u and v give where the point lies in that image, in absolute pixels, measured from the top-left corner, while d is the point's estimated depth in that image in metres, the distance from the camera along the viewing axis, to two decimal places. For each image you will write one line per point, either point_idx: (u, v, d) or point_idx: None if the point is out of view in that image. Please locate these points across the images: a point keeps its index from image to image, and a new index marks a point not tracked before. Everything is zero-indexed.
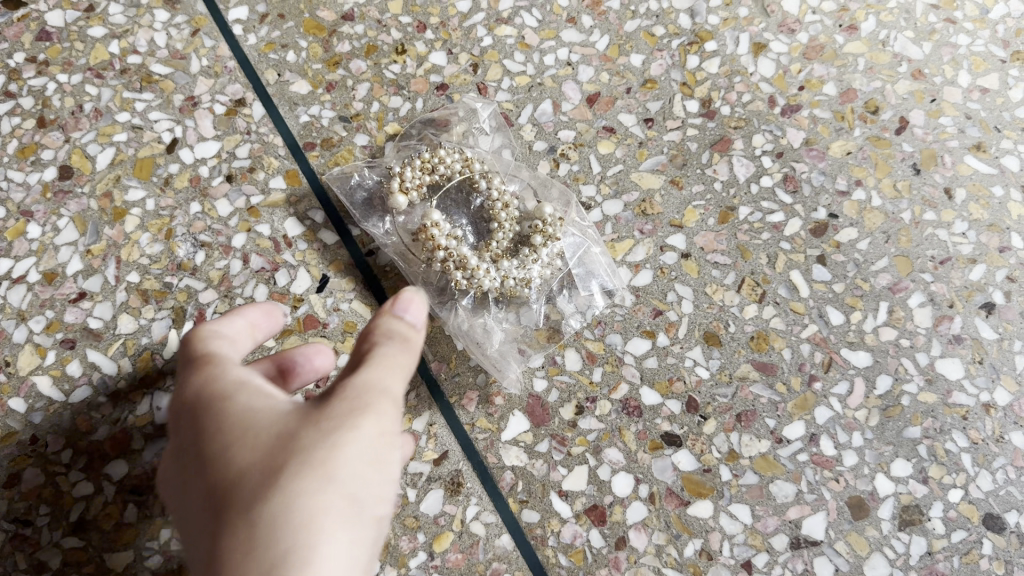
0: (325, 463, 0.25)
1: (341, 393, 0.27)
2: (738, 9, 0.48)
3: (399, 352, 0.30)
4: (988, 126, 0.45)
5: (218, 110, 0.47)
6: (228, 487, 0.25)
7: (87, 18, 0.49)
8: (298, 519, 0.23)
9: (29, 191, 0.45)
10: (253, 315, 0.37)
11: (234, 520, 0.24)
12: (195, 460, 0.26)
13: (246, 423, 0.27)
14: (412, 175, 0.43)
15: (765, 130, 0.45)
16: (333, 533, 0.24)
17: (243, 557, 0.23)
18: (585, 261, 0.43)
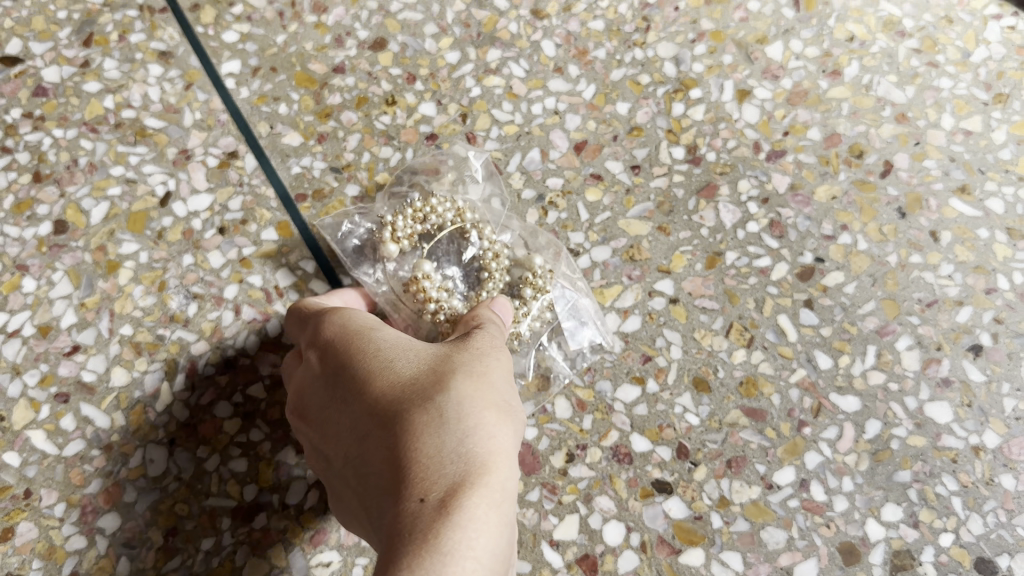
0: (484, 379, 0.33)
1: (476, 341, 0.35)
2: (723, 56, 0.49)
3: (507, 328, 0.38)
4: (973, 168, 0.46)
5: (211, 163, 0.47)
6: (406, 389, 0.32)
7: (82, 74, 0.50)
8: (477, 409, 0.31)
9: (24, 246, 0.46)
10: (348, 295, 0.42)
11: (423, 406, 0.31)
12: (360, 375, 0.33)
13: (402, 347, 0.34)
14: (404, 224, 0.43)
15: (750, 176, 0.46)
16: (502, 426, 0.31)
17: (437, 429, 0.30)
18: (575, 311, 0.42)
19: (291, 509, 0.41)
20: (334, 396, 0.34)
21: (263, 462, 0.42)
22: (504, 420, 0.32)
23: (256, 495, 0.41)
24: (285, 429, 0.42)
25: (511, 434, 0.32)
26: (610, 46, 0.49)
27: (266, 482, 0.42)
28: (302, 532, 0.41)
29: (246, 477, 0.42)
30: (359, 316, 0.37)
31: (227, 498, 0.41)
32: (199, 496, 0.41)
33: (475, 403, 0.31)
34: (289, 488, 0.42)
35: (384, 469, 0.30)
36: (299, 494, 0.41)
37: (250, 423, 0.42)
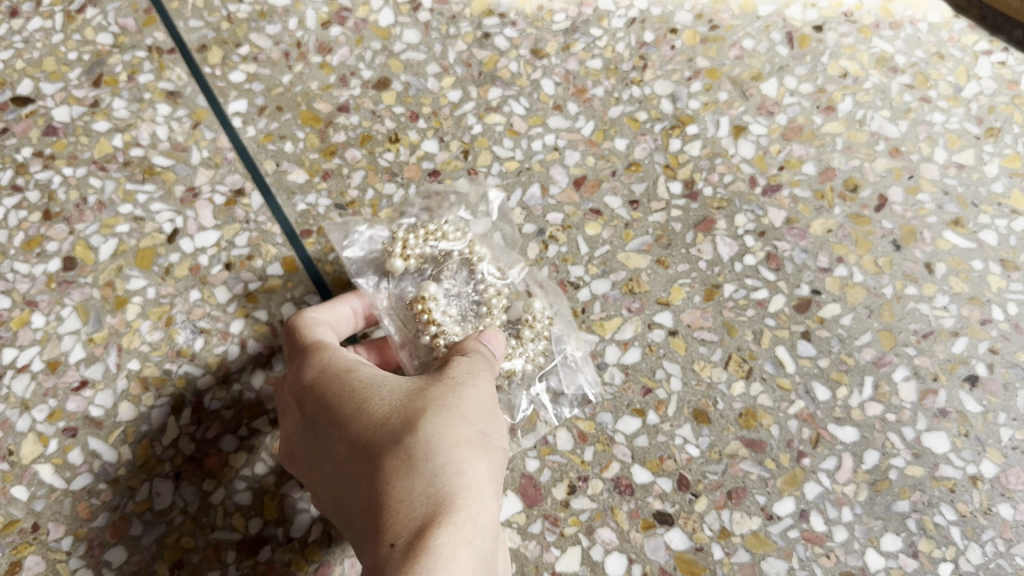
0: (456, 412, 0.33)
1: (451, 371, 0.36)
2: (719, 93, 0.50)
3: (492, 357, 0.38)
4: (966, 201, 0.47)
5: (218, 200, 0.48)
6: (377, 432, 0.32)
7: (91, 113, 0.51)
8: (445, 447, 0.31)
9: (34, 282, 0.47)
10: (353, 302, 0.43)
11: (393, 449, 0.31)
12: (338, 421, 0.34)
13: (378, 385, 0.35)
14: (416, 243, 0.43)
15: (747, 210, 0.47)
16: (474, 460, 0.32)
17: (407, 472, 0.30)
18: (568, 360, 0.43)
19: (296, 542, 0.42)
20: (316, 441, 0.35)
21: (268, 495, 0.42)
22: (477, 454, 0.32)
23: (261, 528, 0.42)
24: None
25: (485, 467, 0.32)
26: (608, 84, 0.50)
27: (271, 514, 0.42)
28: (306, 564, 0.41)
29: (251, 510, 0.42)
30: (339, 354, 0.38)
31: (232, 531, 0.42)
32: (205, 530, 0.42)
33: (445, 439, 0.32)
34: (293, 521, 0.42)
35: (364, 515, 0.31)
36: (303, 527, 0.42)
37: (256, 456, 0.43)
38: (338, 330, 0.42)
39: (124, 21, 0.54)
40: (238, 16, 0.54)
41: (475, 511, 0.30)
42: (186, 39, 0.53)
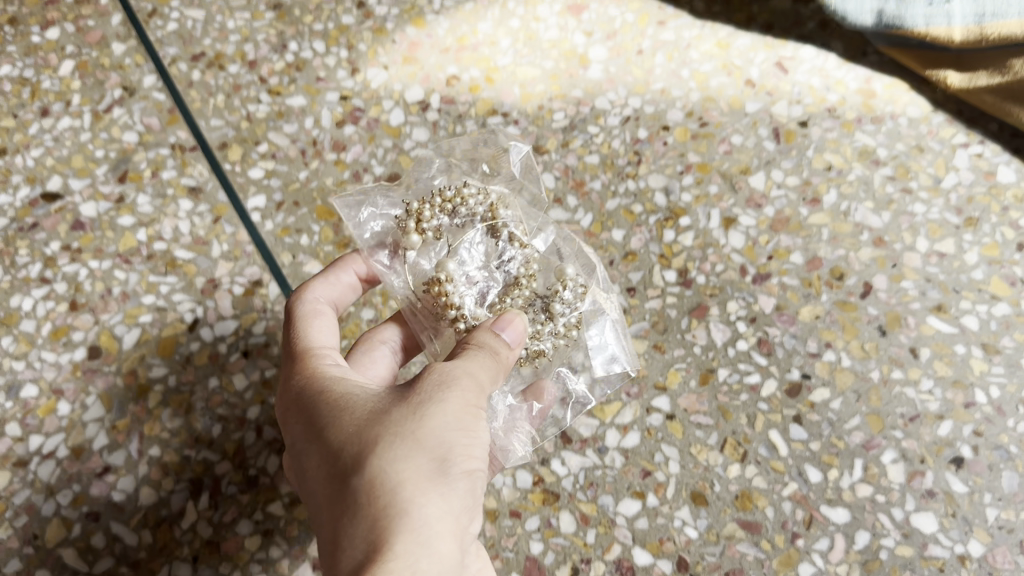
0: (414, 437, 0.33)
1: (420, 387, 0.35)
2: (709, 186, 0.53)
3: (488, 357, 0.38)
4: (948, 288, 0.49)
5: (237, 291, 0.51)
6: (336, 464, 0.34)
7: (117, 208, 0.54)
8: (388, 487, 0.32)
9: (60, 370, 0.50)
10: (355, 269, 0.46)
11: (346, 486, 0.33)
12: (310, 445, 0.35)
13: (349, 402, 0.36)
14: (431, 216, 0.46)
15: (738, 297, 0.49)
16: (420, 493, 0.32)
17: (354, 516, 0.32)
18: (597, 327, 0.47)
19: None
20: (295, 461, 0.36)
21: None
22: (429, 487, 0.32)
23: None
24: (302, 545, 0.44)
25: (436, 496, 0.32)
26: (605, 179, 0.54)
27: None
28: None
29: None
30: (324, 365, 0.39)
31: None
32: None
33: (393, 475, 0.32)
34: None
35: (326, 547, 0.33)
36: None
37: (270, 539, 0.45)
38: (343, 297, 0.45)
39: (148, 120, 0.57)
40: (257, 116, 0.57)
41: (415, 554, 0.31)
42: (207, 138, 0.56)
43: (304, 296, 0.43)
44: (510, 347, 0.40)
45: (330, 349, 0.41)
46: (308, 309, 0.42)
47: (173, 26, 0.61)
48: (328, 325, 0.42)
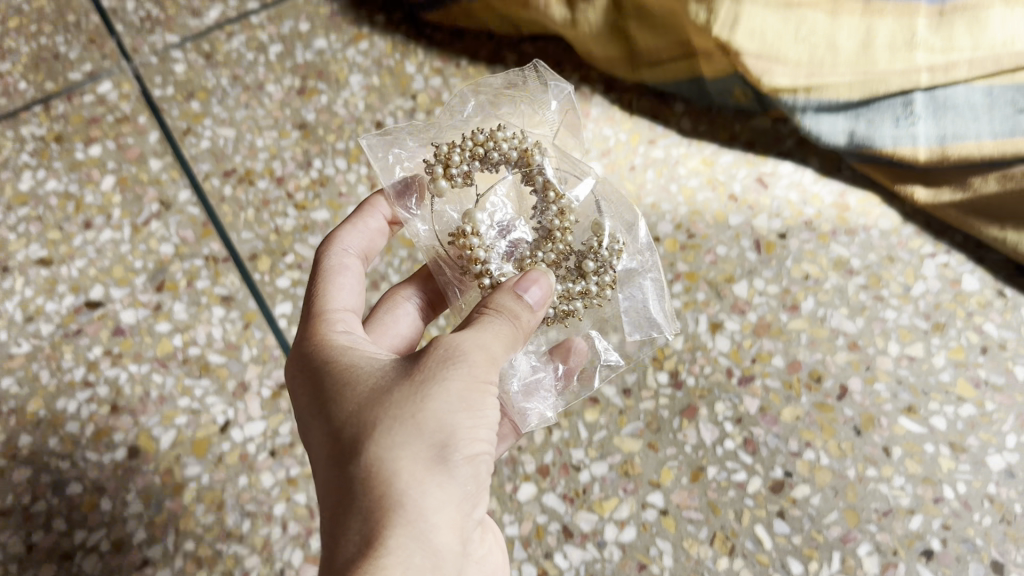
0: (413, 422, 0.36)
1: (426, 364, 0.38)
2: (697, 294, 0.58)
3: (504, 325, 0.41)
4: (917, 389, 0.53)
5: (265, 393, 0.56)
6: (338, 441, 0.37)
7: (155, 315, 0.59)
8: (383, 475, 0.35)
9: (101, 469, 0.54)
10: (380, 217, 0.51)
11: (346, 468, 0.36)
12: (318, 416, 0.39)
13: (357, 376, 0.39)
14: (460, 160, 0.49)
15: (725, 398, 0.53)
16: (416, 481, 0.36)
17: (351, 498, 0.36)
18: (634, 283, 0.51)
19: None
20: (305, 427, 0.40)
21: None
22: (423, 475, 0.36)
23: None
24: None
25: (430, 483, 0.36)
26: None
27: None
28: None
29: None
30: (338, 334, 0.42)
31: None
32: None
33: (389, 463, 0.35)
34: None
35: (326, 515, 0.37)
36: None
37: None
38: (371, 241, 0.50)
39: (183, 232, 0.63)
40: (284, 229, 0.62)
41: (408, 544, 0.35)
42: (238, 251, 0.61)
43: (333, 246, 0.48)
44: (528, 308, 0.42)
45: (345, 309, 0.45)
46: (334, 261, 0.47)
47: (206, 143, 0.67)
48: (349, 277, 0.47)
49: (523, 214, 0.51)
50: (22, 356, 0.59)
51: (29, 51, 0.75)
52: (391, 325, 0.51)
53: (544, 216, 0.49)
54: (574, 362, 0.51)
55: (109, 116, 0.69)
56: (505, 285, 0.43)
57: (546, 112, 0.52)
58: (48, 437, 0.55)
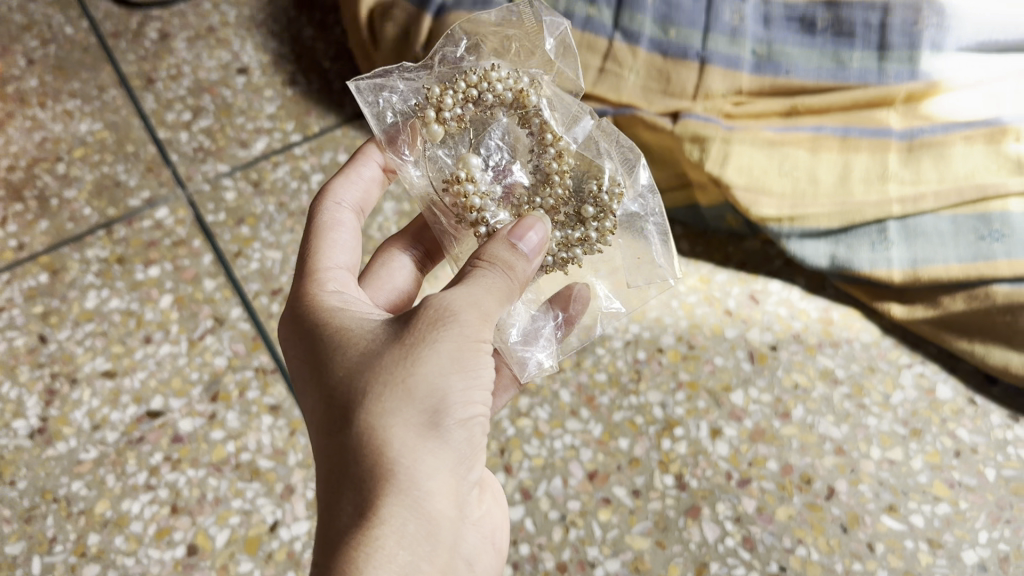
0: (403, 392, 0.40)
1: (416, 328, 0.42)
2: (698, 401, 0.65)
3: (499, 277, 0.45)
4: (898, 489, 0.61)
5: (310, 495, 0.63)
6: (334, 406, 0.42)
7: (209, 424, 0.66)
8: (378, 440, 0.40)
9: (163, 564, 0.60)
10: (372, 171, 0.57)
11: (342, 435, 0.41)
12: (316, 377, 0.44)
13: (351, 340, 0.43)
14: (453, 105, 0.56)
15: (725, 498, 0.60)
16: (409, 447, 0.40)
17: (348, 466, 0.40)
18: (638, 226, 0.59)
19: None
20: (303, 388, 0.45)
21: None
22: (413, 445, 0.40)
23: None
24: None
25: (423, 447, 0.41)
26: (612, 393, 0.65)
27: None
28: None
29: None
30: (332, 298, 0.47)
31: None
32: None
33: (380, 433, 0.40)
34: None
35: (323, 476, 0.42)
36: None
37: None
38: (365, 191, 0.56)
39: (235, 345, 0.70)
40: None
41: (402, 510, 0.39)
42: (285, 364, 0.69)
43: (327, 199, 0.53)
44: (521, 257, 0.46)
45: (338, 265, 0.50)
46: (327, 217, 0.52)
47: (255, 265, 0.75)
48: (343, 231, 0.52)
49: (520, 154, 0.59)
50: (90, 461, 0.65)
51: (93, 178, 0.83)
52: (385, 274, 0.58)
53: (542, 158, 0.57)
54: (573, 309, 0.58)
55: (166, 239, 0.77)
56: (499, 236, 0.47)
57: (541, 49, 0.59)
58: (114, 535, 0.61)
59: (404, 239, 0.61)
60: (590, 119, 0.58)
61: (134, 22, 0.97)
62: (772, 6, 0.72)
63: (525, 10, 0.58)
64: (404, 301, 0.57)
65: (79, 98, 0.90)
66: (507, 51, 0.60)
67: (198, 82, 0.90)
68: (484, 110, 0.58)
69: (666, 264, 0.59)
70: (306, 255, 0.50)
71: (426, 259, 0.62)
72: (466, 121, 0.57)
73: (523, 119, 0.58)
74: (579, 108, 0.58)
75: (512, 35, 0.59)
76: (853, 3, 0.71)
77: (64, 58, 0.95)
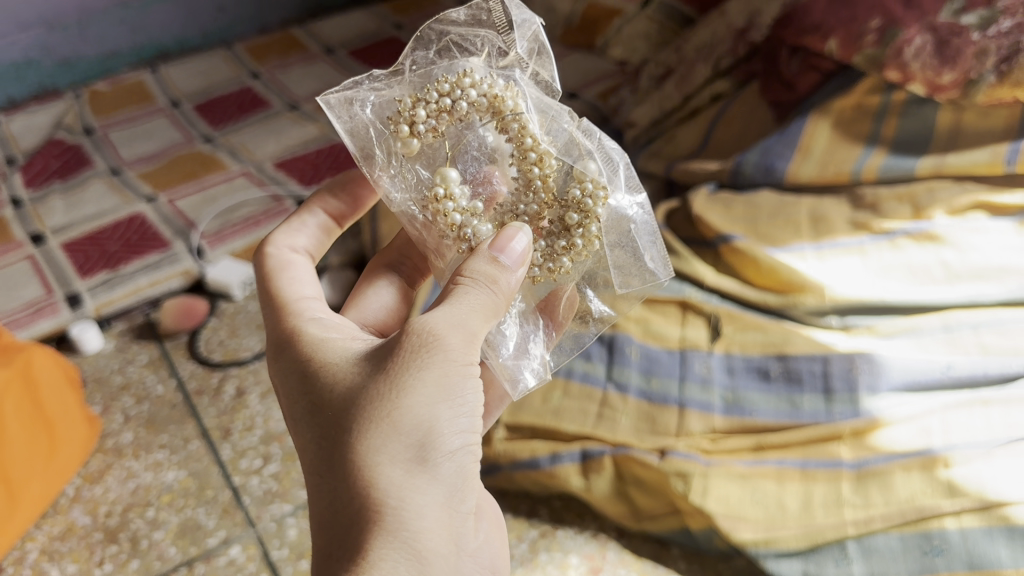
0: (390, 427, 0.52)
1: (397, 366, 0.53)
2: None
3: (476, 296, 0.58)
4: None
5: None
6: (335, 438, 0.53)
7: None
8: (373, 475, 0.51)
9: None
10: (321, 210, 0.73)
11: (341, 470, 0.52)
12: (312, 418, 0.55)
13: (341, 380, 0.55)
14: (424, 118, 0.70)
15: None
16: (396, 482, 0.51)
17: (350, 498, 0.52)
18: (629, 233, 0.75)
19: None
20: (303, 426, 0.56)
21: None
22: (401, 476, 0.52)
23: None
24: None
25: (410, 481, 0.52)
26: None
27: None
28: None
29: None
30: (319, 337, 0.59)
31: None
32: None
33: (374, 465, 0.51)
34: None
35: (325, 504, 0.53)
36: None
37: None
38: (312, 238, 0.72)
39: None
40: None
41: (395, 531, 0.50)
42: None
43: (269, 247, 0.69)
44: (502, 267, 0.60)
45: (308, 298, 0.65)
46: (281, 256, 0.68)
47: None
48: (294, 269, 0.67)
49: (496, 163, 0.73)
50: None
51: (178, 521, 0.98)
52: (383, 283, 0.77)
53: (524, 164, 0.70)
54: (561, 317, 0.76)
55: None
56: (475, 253, 0.61)
57: (515, 50, 0.73)
58: None
59: (380, 264, 0.79)
60: (566, 119, 0.72)
61: (216, 380, 1.18)
62: (733, 361, 0.94)
63: (497, 9, 0.73)
64: (391, 318, 0.75)
65: (168, 449, 1.08)
66: (480, 50, 0.74)
67: (268, 433, 1.09)
68: (458, 119, 0.71)
69: (658, 268, 0.76)
70: (273, 308, 0.64)
71: (410, 275, 0.80)
72: (440, 131, 0.71)
73: (500, 124, 0.70)
74: (557, 110, 0.72)
75: (484, 38, 0.74)
76: (798, 356, 0.90)
77: (155, 413, 1.14)
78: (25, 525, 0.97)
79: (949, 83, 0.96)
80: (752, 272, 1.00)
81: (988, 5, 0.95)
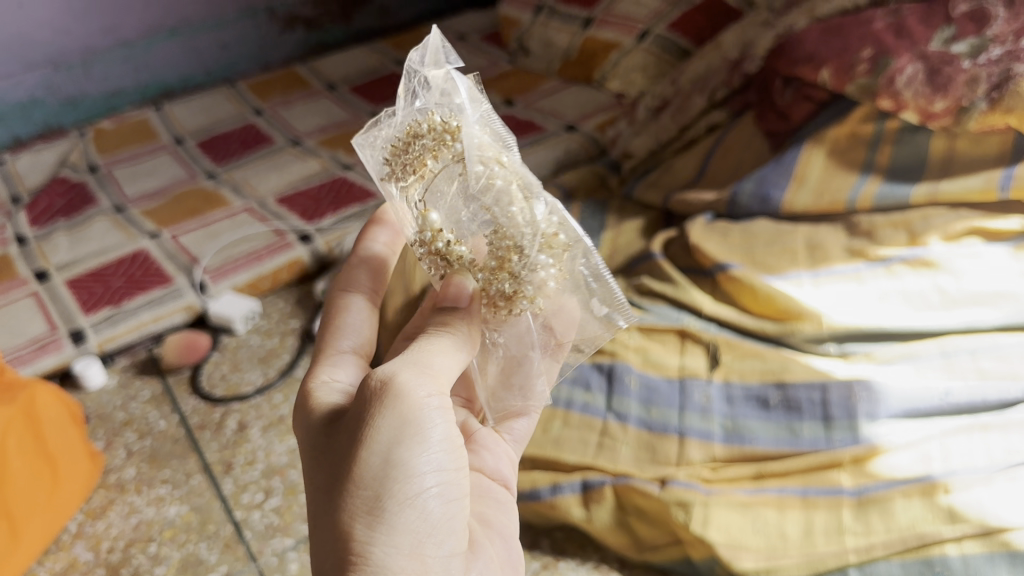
0: (353, 477, 0.56)
1: (358, 419, 0.58)
2: None
3: (433, 350, 0.63)
4: None
5: None
6: (320, 492, 0.58)
7: None
8: (342, 521, 0.55)
9: None
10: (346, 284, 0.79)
11: (324, 522, 0.57)
12: (307, 477, 0.61)
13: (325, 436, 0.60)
14: (399, 166, 0.74)
15: None
16: (360, 526, 0.55)
17: (328, 548, 0.56)
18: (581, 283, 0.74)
19: None
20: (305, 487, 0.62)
21: None
22: (366, 521, 0.55)
23: None
24: None
25: (374, 524, 0.55)
26: None
27: None
28: None
29: None
30: (317, 399, 0.65)
31: None
32: None
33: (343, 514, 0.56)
34: None
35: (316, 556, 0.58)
36: None
37: None
38: (374, 280, 0.80)
39: None
40: None
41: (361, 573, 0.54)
42: None
43: (336, 293, 0.79)
44: (455, 314, 0.67)
45: (342, 351, 0.73)
46: (338, 305, 0.78)
47: None
48: (348, 316, 0.76)
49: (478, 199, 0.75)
50: None
51: (180, 556, 0.98)
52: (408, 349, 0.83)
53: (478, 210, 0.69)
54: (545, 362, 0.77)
55: None
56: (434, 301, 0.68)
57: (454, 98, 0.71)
58: None
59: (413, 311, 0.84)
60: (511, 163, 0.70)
61: (217, 414, 1.19)
62: (733, 389, 0.94)
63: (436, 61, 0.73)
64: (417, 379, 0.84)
65: (170, 484, 1.08)
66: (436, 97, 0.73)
67: (269, 466, 1.09)
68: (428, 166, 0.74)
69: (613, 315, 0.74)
70: (315, 356, 0.73)
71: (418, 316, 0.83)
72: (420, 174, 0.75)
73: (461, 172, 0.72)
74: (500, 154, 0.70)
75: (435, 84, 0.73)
76: (796, 384, 0.90)
77: (158, 448, 1.14)
78: (26, 562, 0.97)
79: (942, 111, 0.97)
80: (749, 300, 1.01)
81: (978, 34, 0.98)
